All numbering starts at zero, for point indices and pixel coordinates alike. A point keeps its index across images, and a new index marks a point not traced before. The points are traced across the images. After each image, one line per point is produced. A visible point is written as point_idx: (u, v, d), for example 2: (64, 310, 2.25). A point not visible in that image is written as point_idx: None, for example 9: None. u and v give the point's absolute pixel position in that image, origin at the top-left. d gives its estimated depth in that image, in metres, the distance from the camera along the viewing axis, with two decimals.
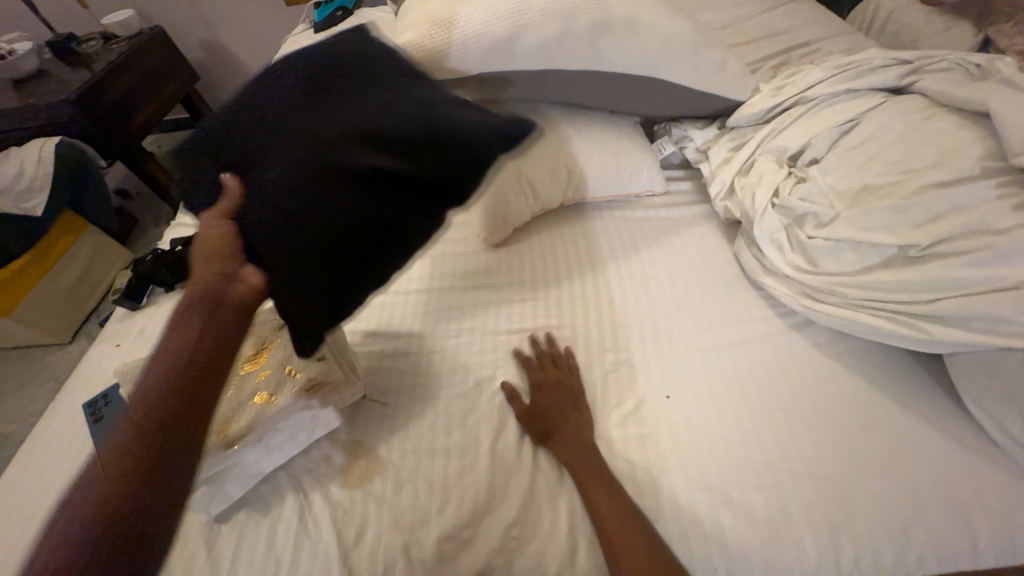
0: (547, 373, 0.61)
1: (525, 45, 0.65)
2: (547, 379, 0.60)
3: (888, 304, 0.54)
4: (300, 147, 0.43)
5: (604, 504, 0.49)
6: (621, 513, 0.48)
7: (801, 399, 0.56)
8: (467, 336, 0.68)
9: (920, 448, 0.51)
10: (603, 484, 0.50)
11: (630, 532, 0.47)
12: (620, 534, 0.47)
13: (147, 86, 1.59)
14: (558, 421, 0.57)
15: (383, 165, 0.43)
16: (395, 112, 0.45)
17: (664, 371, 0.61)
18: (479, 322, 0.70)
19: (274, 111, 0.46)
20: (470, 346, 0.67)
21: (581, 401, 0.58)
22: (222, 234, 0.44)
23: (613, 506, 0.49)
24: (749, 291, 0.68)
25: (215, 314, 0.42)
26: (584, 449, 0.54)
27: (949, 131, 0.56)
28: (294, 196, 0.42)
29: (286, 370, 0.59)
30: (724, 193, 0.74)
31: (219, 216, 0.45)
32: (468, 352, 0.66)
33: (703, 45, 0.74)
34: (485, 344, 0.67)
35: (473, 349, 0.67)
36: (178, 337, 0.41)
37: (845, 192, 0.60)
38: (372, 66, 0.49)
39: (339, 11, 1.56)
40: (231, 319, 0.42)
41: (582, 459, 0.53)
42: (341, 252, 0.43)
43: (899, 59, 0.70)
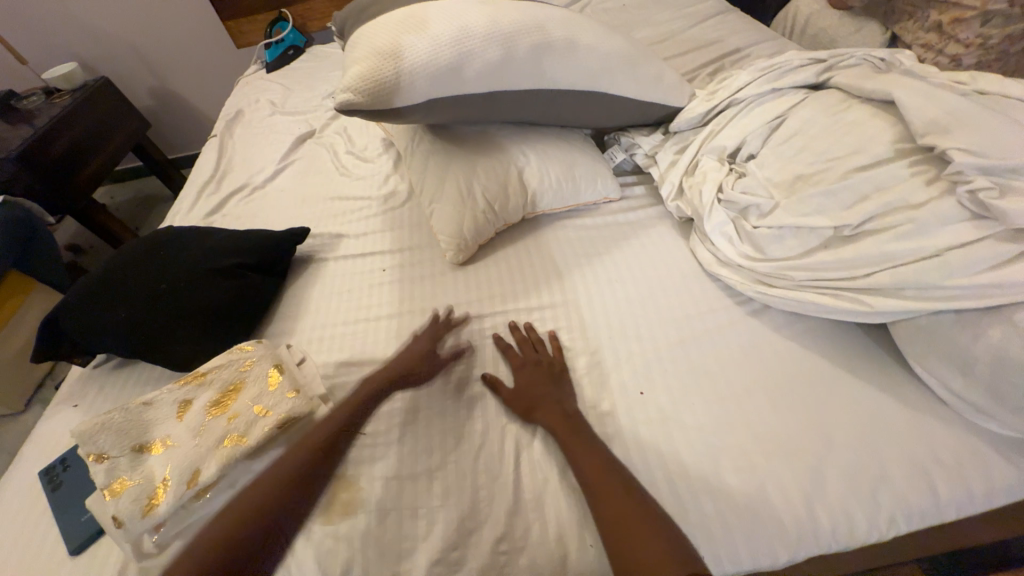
0: (528, 382, 0.61)
1: (471, 70, 0.68)
2: (531, 385, 0.61)
3: (833, 282, 0.57)
4: (171, 283, 0.74)
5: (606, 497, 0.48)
6: (616, 497, 0.48)
7: (766, 381, 0.59)
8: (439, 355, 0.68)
9: (877, 412, 0.54)
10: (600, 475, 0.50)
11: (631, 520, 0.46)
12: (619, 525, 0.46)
13: (94, 137, 1.55)
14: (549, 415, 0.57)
15: (230, 271, 0.77)
16: (224, 252, 0.79)
17: (634, 367, 0.62)
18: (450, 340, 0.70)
19: (133, 278, 0.74)
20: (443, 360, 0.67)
21: (568, 398, 0.59)
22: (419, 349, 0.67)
23: (598, 487, 0.49)
24: (708, 283, 0.70)
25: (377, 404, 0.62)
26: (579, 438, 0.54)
27: (864, 120, 0.61)
28: (183, 298, 0.72)
29: (257, 409, 0.54)
30: (675, 194, 0.77)
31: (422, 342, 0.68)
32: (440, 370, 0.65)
33: (639, 59, 0.79)
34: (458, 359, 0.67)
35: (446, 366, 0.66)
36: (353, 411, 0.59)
37: (781, 183, 0.64)
38: (186, 241, 0.81)
39: (290, 50, 1.58)
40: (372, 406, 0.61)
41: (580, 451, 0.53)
42: (226, 314, 0.73)
43: (815, 59, 0.76)
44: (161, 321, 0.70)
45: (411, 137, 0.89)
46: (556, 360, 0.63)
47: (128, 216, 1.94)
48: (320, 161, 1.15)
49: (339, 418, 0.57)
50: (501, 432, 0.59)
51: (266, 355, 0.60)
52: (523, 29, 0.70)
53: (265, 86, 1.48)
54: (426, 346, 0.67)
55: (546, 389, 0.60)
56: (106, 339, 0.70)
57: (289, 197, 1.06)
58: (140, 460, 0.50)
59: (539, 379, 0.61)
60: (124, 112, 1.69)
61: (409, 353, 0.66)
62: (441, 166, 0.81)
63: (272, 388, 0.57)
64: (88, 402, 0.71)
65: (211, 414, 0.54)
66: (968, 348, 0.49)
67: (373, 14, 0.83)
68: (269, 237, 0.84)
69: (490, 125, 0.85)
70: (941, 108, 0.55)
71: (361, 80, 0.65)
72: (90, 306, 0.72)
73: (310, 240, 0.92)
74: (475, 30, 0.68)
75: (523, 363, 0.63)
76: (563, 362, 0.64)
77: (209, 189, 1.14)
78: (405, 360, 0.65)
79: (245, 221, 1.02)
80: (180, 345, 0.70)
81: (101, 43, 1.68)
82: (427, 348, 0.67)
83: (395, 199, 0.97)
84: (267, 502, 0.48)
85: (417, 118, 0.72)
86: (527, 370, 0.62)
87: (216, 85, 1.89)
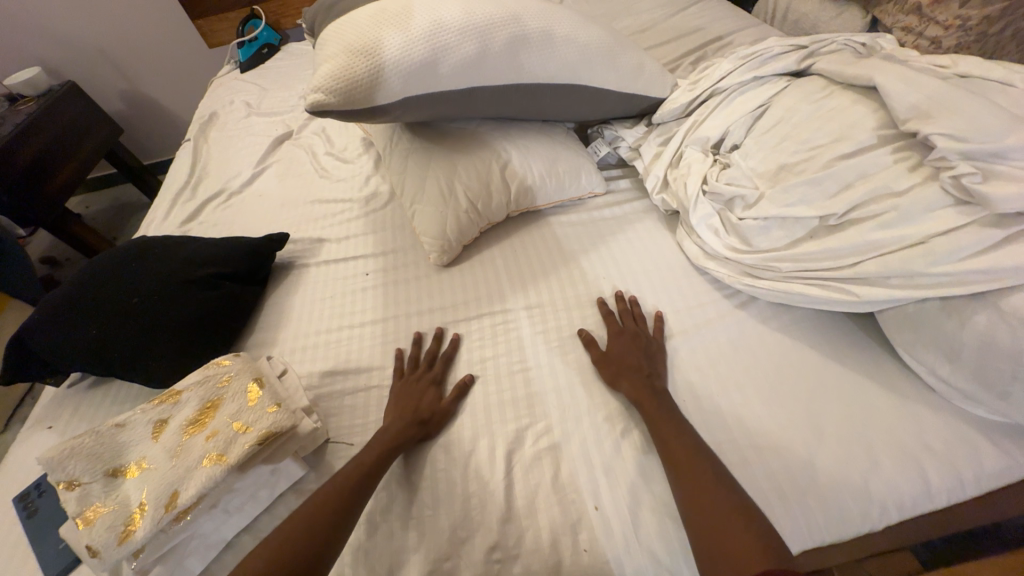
0: (610, 364, 0.61)
1: (447, 66, 0.66)
2: (622, 359, 0.60)
3: (820, 272, 0.57)
4: (144, 296, 0.71)
5: (713, 536, 0.43)
6: (702, 501, 0.46)
7: (754, 374, 0.58)
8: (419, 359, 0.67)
9: (863, 401, 0.54)
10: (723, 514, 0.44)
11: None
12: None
13: (63, 144, 1.49)
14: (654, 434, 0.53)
15: (208, 281, 0.75)
16: (200, 262, 0.77)
17: (664, 356, 0.61)
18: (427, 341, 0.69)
19: (103, 293, 0.71)
20: (424, 363, 0.65)
21: (660, 374, 0.59)
22: (420, 385, 0.62)
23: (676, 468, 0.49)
24: (695, 277, 0.70)
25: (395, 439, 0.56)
26: (691, 465, 0.49)
27: (846, 107, 0.60)
28: (159, 311, 0.70)
29: (236, 425, 0.52)
30: (660, 187, 0.76)
31: (421, 376, 0.63)
32: (419, 376, 0.63)
33: (619, 51, 0.78)
34: (439, 360, 0.66)
35: (427, 370, 0.64)
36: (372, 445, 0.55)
37: (765, 172, 0.63)
38: (158, 252, 0.78)
39: (264, 49, 1.53)
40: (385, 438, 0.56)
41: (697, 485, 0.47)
42: (205, 326, 0.71)
43: (796, 45, 0.74)
44: (136, 336, 0.67)
45: (390, 137, 0.87)
46: (654, 339, 0.63)
47: (105, 225, 1.89)
48: (299, 163, 1.12)
49: (367, 448, 0.55)
50: (492, 437, 0.58)
51: (244, 369, 0.58)
52: (498, 22, 0.68)
53: (240, 87, 1.43)
54: (420, 385, 0.62)
55: (637, 363, 0.60)
56: (78, 358, 0.67)
57: (268, 202, 1.03)
58: (115, 485, 0.48)
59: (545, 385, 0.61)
60: (94, 117, 1.63)
61: (404, 398, 0.61)
62: (422, 166, 0.79)
63: (252, 404, 0.54)
64: (64, 422, 0.69)
65: (188, 433, 0.51)
66: (954, 335, 0.49)
67: (344, 10, 0.80)
68: (246, 245, 0.81)
69: (471, 121, 0.83)
70: (922, 93, 0.54)
71: (333, 78, 0.62)
72: (59, 323, 0.69)
73: (291, 246, 0.89)
74: (450, 24, 0.66)
75: (621, 331, 0.63)
76: (661, 342, 0.63)
77: (185, 195, 1.11)
78: (405, 407, 0.59)
79: (224, 228, 0.99)
80: (157, 360, 0.67)
81: (63, 47, 1.61)
82: (421, 386, 0.62)
83: (377, 200, 0.95)
84: (310, 531, 0.46)
85: (393, 117, 0.70)
86: (625, 337, 0.62)
87: (189, 87, 1.85)
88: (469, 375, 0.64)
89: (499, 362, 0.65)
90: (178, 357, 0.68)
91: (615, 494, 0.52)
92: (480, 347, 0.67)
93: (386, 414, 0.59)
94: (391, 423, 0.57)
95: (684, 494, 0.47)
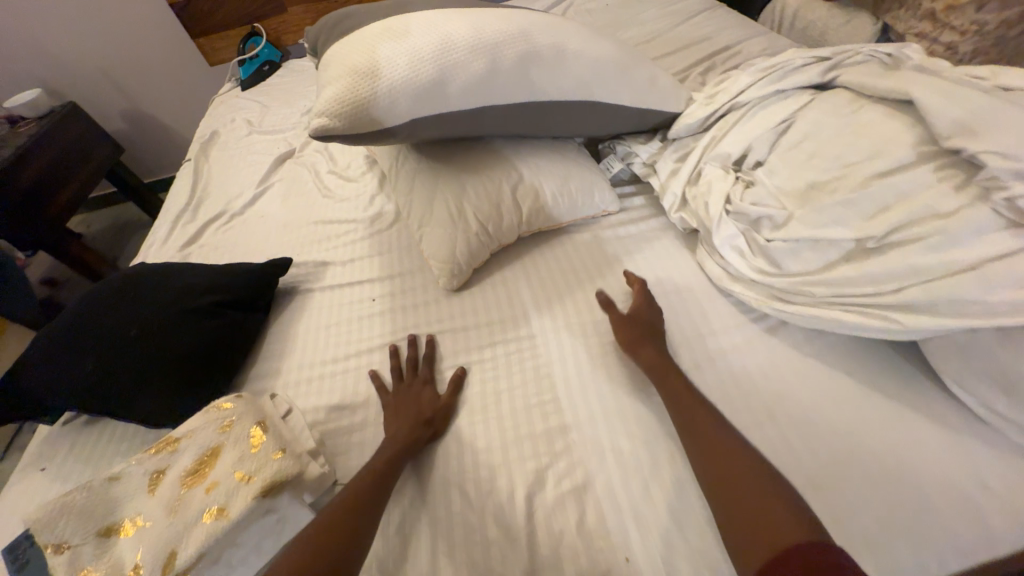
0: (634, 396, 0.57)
1: (456, 85, 0.63)
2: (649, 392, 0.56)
3: (859, 299, 0.53)
4: (139, 328, 0.67)
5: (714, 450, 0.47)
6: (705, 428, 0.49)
7: (789, 407, 0.54)
8: (403, 370, 0.66)
9: (910, 436, 0.50)
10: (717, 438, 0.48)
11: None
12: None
13: (64, 165, 1.48)
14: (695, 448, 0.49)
15: (206, 310, 0.72)
16: (198, 291, 0.73)
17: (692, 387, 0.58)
18: (404, 351, 0.69)
19: (97, 326, 0.68)
20: (408, 371, 0.65)
21: None
22: (407, 393, 0.61)
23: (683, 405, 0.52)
24: (719, 299, 0.67)
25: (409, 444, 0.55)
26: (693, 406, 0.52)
27: (879, 122, 0.57)
28: (154, 345, 0.66)
29: (238, 476, 0.48)
30: (678, 205, 0.73)
31: (405, 383, 0.63)
32: (408, 383, 0.63)
33: (631, 65, 0.75)
34: (422, 362, 0.66)
35: (413, 377, 0.64)
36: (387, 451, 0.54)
37: (793, 191, 0.60)
38: (154, 280, 0.75)
39: (265, 66, 1.52)
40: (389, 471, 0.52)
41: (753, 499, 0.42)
42: (204, 359, 0.68)
43: (818, 57, 0.71)
44: (133, 372, 0.64)
45: (395, 157, 0.84)
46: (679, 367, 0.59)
47: (106, 245, 1.87)
48: (301, 183, 1.09)
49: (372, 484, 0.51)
50: (510, 477, 0.54)
51: (247, 412, 0.54)
52: (507, 39, 0.66)
53: (241, 105, 1.41)
54: (413, 390, 0.62)
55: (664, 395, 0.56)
56: (70, 397, 0.64)
57: (269, 224, 1.00)
58: (107, 546, 0.45)
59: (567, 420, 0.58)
60: (95, 137, 1.62)
61: (403, 406, 0.60)
62: (429, 187, 0.76)
63: (254, 450, 0.50)
64: (57, 462, 0.66)
65: (186, 486, 0.48)
66: (1011, 365, 0.45)
67: (348, 30, 0.78)
68: (245, 272, 0.78)
69: (478, 140, 0.80)
70: (964, 107, 0.50)
71: (337, 100, 0.60)
72: (50, 359, 0.65)
73: (294, 270, 0.86)
74: (458, 43, 0.63)
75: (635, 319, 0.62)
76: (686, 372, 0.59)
77: (184, 218, 1.08)
78: (407, 414, 0.58)
79: (225, 251, 0.97)
80: (154, 397, 0.64)
81: (63, 68, 1.60)
82: (415, 391, 0.62)
83: (382, 221, 0.92)
84: None
85: (399, 139, 0.67)
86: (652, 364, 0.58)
87: (191, 104, 1.83)
88: (460, 368, 0.65)
89: (513, 395, 0.62)
90: (177, 393, 0.64)
91: (646, 542, 0.48)
92: (493, 378, 0.64)
93: (387, 428, 0.58)
94: (396, 429, 0.57)
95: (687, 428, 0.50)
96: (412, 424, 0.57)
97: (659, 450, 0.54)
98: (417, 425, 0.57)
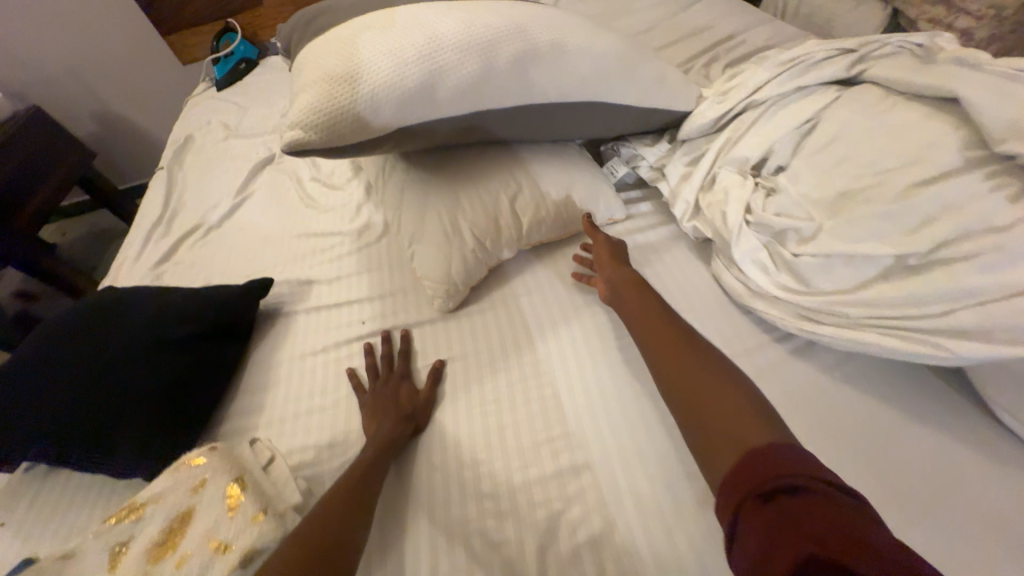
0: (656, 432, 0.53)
1: (446, 90, 0.57)
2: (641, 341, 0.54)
3: (899, 321, 0.48)
4: (101, 367, 0.61)
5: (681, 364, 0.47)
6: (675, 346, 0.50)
7: (823, 439, 0.50)
8: (379, 367, 0.65)
9: (952, 470, 0.47)
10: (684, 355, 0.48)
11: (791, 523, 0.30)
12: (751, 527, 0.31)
13: (31, 173, 1.38)
14: (673, 378, 0.47)
15: (177, 342, 0.65)
16: (167, 320, 0.66)
17: None
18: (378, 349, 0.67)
19: (54, 366, 0.61)
20: (384, 368, 0.64)
21: None
22: (383, 387, 0.61)
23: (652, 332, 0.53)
24: (738, 316, 0.62)
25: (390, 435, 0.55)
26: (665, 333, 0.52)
27: (918, 122, 0.51)
28: (118, 386, 0.59)
29: (213, 544, 0.43)
30: (690, 213, 0.68)
31: (379, 377, 0.63)
32: (385, 380, 0.62)
33: (638, 61, 0.69)
34: (397, 358, 0.65)
35: (390, 374, 0.63)
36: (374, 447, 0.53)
37: (822, 201, 0.55)
38: (119, 309, 0.68)
39: (241, 63, 1.43)
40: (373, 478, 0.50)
41: (729, 427, 0.39)
42: (175, 399, 0.61)
43: (842, 49, 0.65)
44: (96, 418, 0.57)
45: (383, 166, 0.78)
46: None
47: (81, 255, 1.78)
48: (282, 191, 1.02)
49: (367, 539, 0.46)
50: (521, 526, 0.49)
51: (222, 466, 0.49)
52: (503, 35, 0.59)
53: (217, 107, 1.33)
54: (390, 386, 0.61)
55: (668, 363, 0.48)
56: (22, 449, 0.57)
57: (249, 237, 0.93)
58: None
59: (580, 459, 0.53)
60: (63, 142, 1.51)
61: (381, 402, 0.59)
62: (418, 199, 0.70)
63: (231, 513, 0.45)
64: (20, 516, 0.60)
65: (153, 560, 0.42)
66: None
67: (323, 27, 0.71)
68: (221, 296, 0.71)
69: (472, 146, 0.73)
70: (1018, 107, 0.45)
71: (311, 110, 0.53)
72: (1, 407, 0.59)
73: (276, 289, 0.80)
74: (447, 41, 0.57)
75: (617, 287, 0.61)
76: None
77: (157, 232, 1.00)
78: (386, 411, 0.58)
79: (202, 268, 0.90)
80: (120, 446, 0.57)
81: (25, 68, 1.49)
82: (391, 387, 0.61)
83: (370, 232, 0.86)
84: None
85: (386, 149, 0.61)
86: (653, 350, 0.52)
87: (164, 105, 1.73)
88: (438, 361, 0.64)
89: (520, 430, 0.56)
90: (145, 441, 0.58)
91: None
92: (496, 410, 0.58)
93: (368, 425, 0.57)
94: (378, 426, 0.56)
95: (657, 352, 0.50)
96: (393, 416, 0.57)
97: (683, 492, 0.49)
98: (397, 415, 0.57)
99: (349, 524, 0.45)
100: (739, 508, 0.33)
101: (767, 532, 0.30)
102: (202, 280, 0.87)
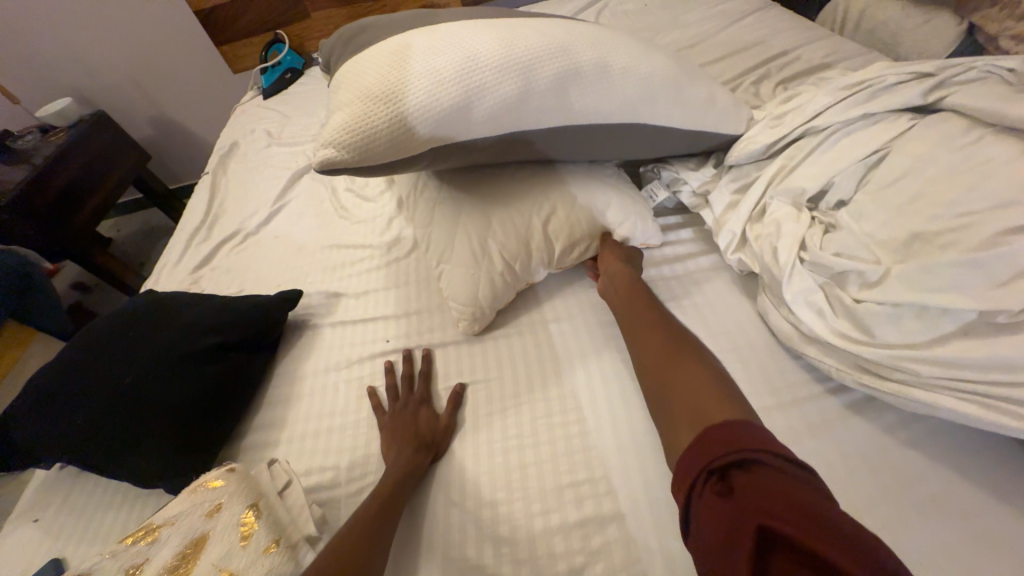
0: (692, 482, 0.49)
1: (481, 110, 0.55)
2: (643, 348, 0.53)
3: (978, 384, 0.42)
4: (134, 375, 0.62)
5: (669, 360, 0.49)
6: (667, 347, 0.51)
7: (884, 511, 0.44)
8: (398, 387, 0.63)
9: None
10: (675, 352, 0.49)
11: (743, 496, 0.31)
12: (706, 505, 0.33)
13: (94, 173, 1.47)
14: (662, 373, 0.48)
15: (208, 353, 0.66)
16: (199, 330, 0.67)
17: None
18: (399, 368, 0.66)
19: (93, 370, 0.63)
20: (404, 389, 0.62)
21: None
22: (402, 409, 0.59)
23: (646, 330, 0.54)
24: (786, 361, 0.57)
25: (406, 463, 0.53)
26: (655, 329, 0.54)
27: (1010, 159, 0.45)
28: (149, 395, 0.61)
29: (224, 575, 0.43)
30: (735, 245, 0.63)
31: (398, 397, 0.62)
32: (404, 403, 0.60)
33: (686, 82, 0.65)
34: (418, 379, 0.63)
35: (409, 396, 0.61)
36: (391, 475, 0.52)
37: (890, 242, 0.50)
38: (156, 315, 0.70)
39: (287, 73, 1.47)
40: (387, 511, 0.49)
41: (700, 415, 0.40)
42: (202, 411, 0.62)
43: (916, 73, 0.60)
44: (128, 426, 0.59)
45: (415, 183, 0.77)
46: None
47: (132, 251, 1.88)
48: (318, 202, 1.03)
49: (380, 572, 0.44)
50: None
51: (238, 492, 0.50)
52: (545, 55, 0.57)
53: (262, 115, 1.37)
54: (409, 410, 0.59)
55: (661, 372, 0.48)
56: (60, 451, 0.59)
57: (283, 246, 0.95)
58: None
59: (605, 508, 0.49)
60: (123, 144, 1.60)
61: (400, 426, 0.57)
62: (448, 219, 0.69)
63: (244, 543, 0.46)
64: (51, 515, 0.61)
65: None
66: None
67: (361, 43, 0.71)
68: (252, 308, 0.72)
69: (506, 165, 0.71)
70: None
71: (345, 130, 0.53)
72: (44, 408, 0.61)
73: (305, 301, 0.80)
74: (487, 60, 0.55)
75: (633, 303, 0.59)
76: None
77: (199, 236, 1.04)
78: (405, 436, 0.56)
79: (237, 276, 0.91)
80: (146, 456, 0.58)
81: (94, 76, 1.60)
82: (411, 411, 0.59)
83: (399, 247, 0.85)
84: None
85: (418, 169, 0.60)
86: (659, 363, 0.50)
87: (215, 112, 1.81)
88: (459, 384, 0.62)
89: (542, 471, 0.53)
90: (171, 452, 0.58)
91: None
92: (518, 446, 0.55)
93: (387, 451, 0.56)
94: (396, 454, 0.54)
95: (648, 346, 0.52)
96: (411, 441, 0.55)
97: None
98: (416, 438, 0.55)
99: (367, 558, 0.44)
100: (694, 491, 0.34)
101: (722, 512, 0.31)
102: (237, 287, 0.89)
